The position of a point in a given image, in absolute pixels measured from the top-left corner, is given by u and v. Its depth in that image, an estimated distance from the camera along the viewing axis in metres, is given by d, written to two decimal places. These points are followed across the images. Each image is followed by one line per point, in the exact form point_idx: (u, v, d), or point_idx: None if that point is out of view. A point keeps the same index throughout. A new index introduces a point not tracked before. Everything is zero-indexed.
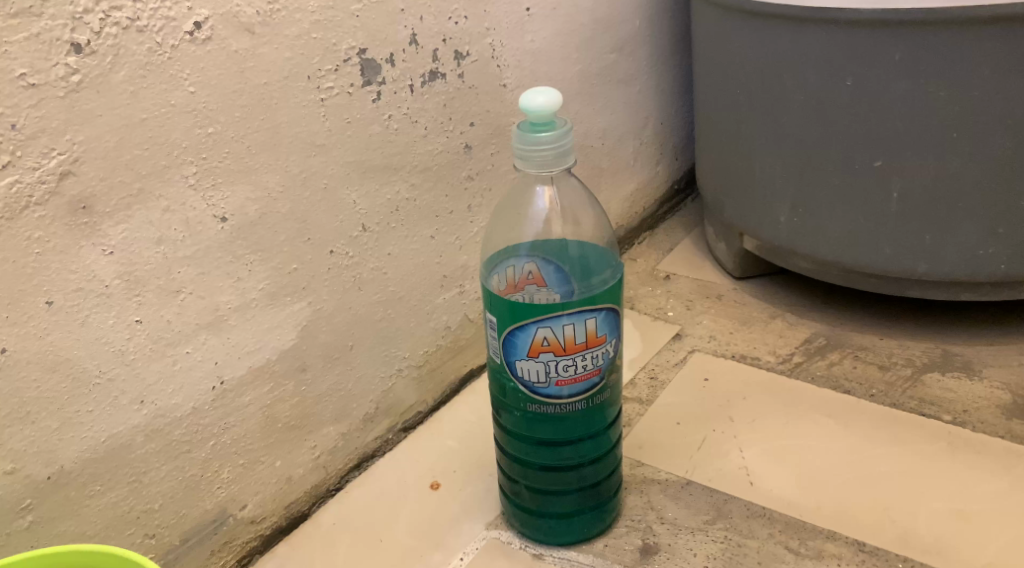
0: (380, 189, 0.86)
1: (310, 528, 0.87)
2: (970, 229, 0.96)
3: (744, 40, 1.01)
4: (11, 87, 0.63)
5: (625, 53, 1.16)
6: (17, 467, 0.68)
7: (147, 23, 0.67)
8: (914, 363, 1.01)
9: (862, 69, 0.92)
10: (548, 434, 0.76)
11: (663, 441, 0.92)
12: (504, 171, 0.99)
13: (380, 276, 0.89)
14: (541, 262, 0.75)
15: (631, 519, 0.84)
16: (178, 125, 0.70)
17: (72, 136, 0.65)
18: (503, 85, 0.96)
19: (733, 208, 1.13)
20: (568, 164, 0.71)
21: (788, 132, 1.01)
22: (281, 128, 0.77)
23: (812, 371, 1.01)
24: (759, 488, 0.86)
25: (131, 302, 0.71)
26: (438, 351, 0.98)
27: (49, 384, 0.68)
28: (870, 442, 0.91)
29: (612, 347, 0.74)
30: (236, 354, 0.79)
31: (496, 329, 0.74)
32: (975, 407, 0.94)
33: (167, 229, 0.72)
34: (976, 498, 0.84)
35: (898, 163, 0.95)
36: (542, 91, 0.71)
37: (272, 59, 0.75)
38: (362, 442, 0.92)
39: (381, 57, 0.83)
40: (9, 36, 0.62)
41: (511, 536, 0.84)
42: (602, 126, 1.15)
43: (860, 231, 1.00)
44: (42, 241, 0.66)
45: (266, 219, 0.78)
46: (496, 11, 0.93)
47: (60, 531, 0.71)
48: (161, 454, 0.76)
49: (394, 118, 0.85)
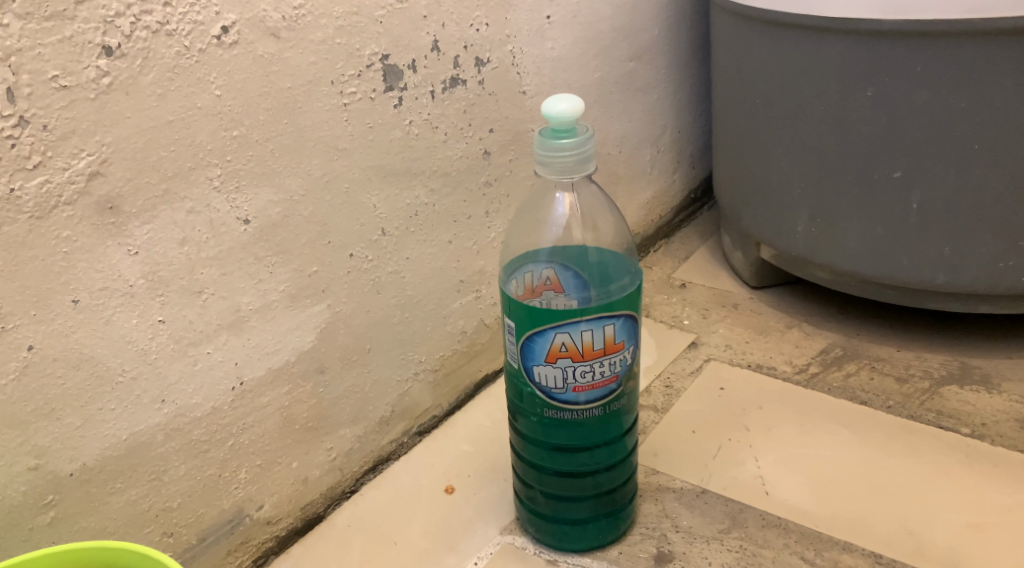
0: (401, 193, 0.87)
1: (325, 530, 0.88)
2: (990, 241, 0.96)
3: (763, 49, 1.02)
4: (43, 88, 0.63)
5: (644, 61, 1.16)
6: (41, 463, 0.69)
7: (176, 27, 0.68)
8: (932, 376, 1.00)
9: (882, 80, 0.92)
10: (564, 440, 0.77)
11: (678, 449, 0.92)
12: (523, 177, 1.00)
13: (398, 280, 0.89)
14: (560, 267, 0.76)
15: (645, 527, 0.84)
16: (203, 127, 0.71)
17: (101, 137, 0.66)
18: (522, 92, 0.97)
19: (751, 218, 1.13)
20: (589, 171, 0.72)
21: (807, 142, 1.01)
22: (303, 132, 0.77)
23: (828, 382, 1.01)
24: (774, 497, 0.86)
25: (154, 301, 0.72)
26: (454, 355, 0.98)
27: (74, 380, 0.69)
28: (887, 453, 0.91)
29: (630, 354, 0.75)
30: (256, 355, 0.80)
31: (514, 334, 0.74)
32: (993, 420, 0.94)
33: (191, 230, 0.72)
34: (994, 511, 0.84)
35: (917, 173, 0.95)
36: (563, 98, 0.71)
37: (296, 64, 0.75)
38: (378, 445, 0.93)
39: (403, 63, 0.83)
40: (42, 38, 0.63)
41: (525, 541, 0.84)
42: (620, 134, 1.15)
43: (878, 242, 1.00)
44: (69, 240, 0.66)
45: (288, 221, 0.78)
46: (517, 18, 0.94)
47: (80, 528, 0.72)
48: (180, 453, 0.76)
49: (415, 124, 0.86)
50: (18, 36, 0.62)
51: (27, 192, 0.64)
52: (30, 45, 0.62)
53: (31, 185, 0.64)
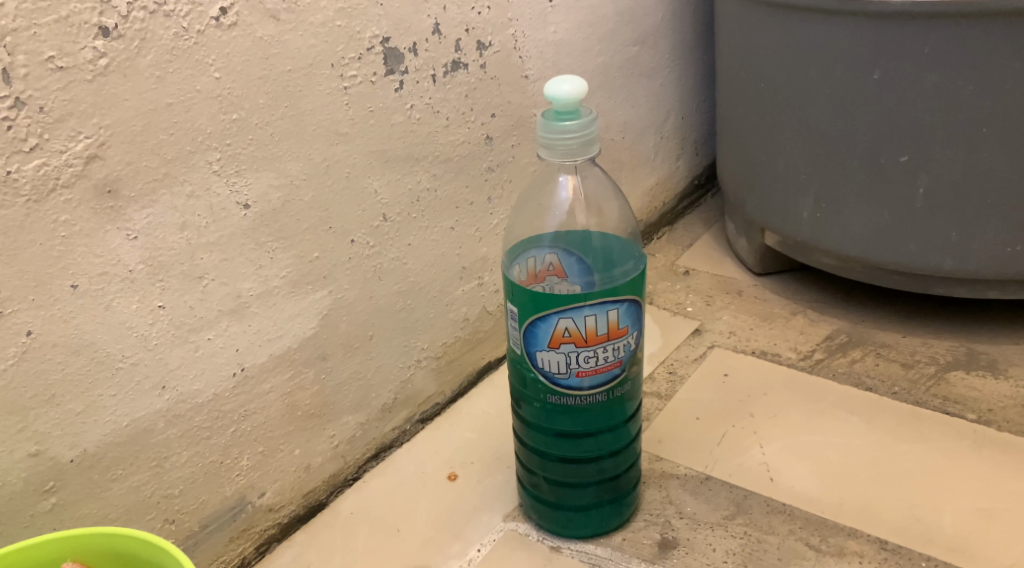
0: (402, 179, 0.86)
1: (328, 517, 0.87)
2: (997, 225, 0.95)
3: (769, 32, 1.01)
4: (40, 70, 0.63)
5: (647, 46, 1.15)
6: (41, 449, 0.68)
7: (174, 8, 0.67)
8: (938, 362, 1.00)
9: (888, 62, 0.92)
10: (567, 426, 0.76)
11: (683, 435, 0.92)
12: (526, 163, 0.99)
13: (401, 267, 0.88)
14: (563, 252, 0.76)
15: (650, 513, 0.84)
16: (202, 111, 0.70)
17: (99, 120, 0.66)
18: (525, 76, 0.96)
19: (756, 204, 1.12)
20: (593, 153, 0.71)
21: (812, 127, 1.00)
22: (304, 116, 0.77)
23: (834, 368, 1.00)
24: (780, 485, 0.86)
25: (154, 287, 0.71)
26: (456, 343, 0.98)
27: (75, 366, 0.68)
28: (894, 439, 0.90)
29: (634, 339, 0.74)
30: (258, 342, 0.79)
31: (516, 320, 0.73)
32: (1000, 406, 0.93)
33: (191, 215, 0.72)
34: (1002, 496, 0.83)
35: (924, 157, 0.94)
36: (567, 80, 0.70)
37: (296, 47, 0.75)
38: (380, 432, 0.92)
39: (404, 46, 0.82)
40: (38, 18, 0.62)
41: (529, 528, 0.84)
42: (623, 120, 1.14)
43: (884, 228, 0.99)
44: (68, 224, 0.66)
45: (289, 207, 0.78)
46: (520, 2, 0.93)
47: (82, 514, 0.71)
48: (182, 439, 0.76)
49: (416, 108, 0.85)
50: (13, 16, 0.61)
51: (25, 175, 0.63)
52: (26, 25, 0.62)
53: (28, 167, 0.63)
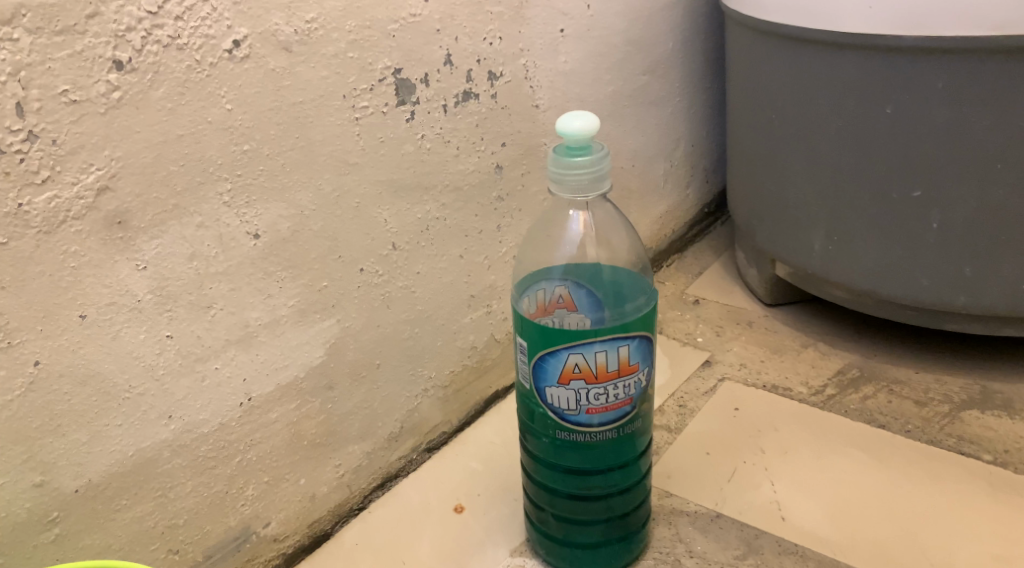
0: (411, 208, 0.86)
1: (333, 547, 0.86)
2: (1012, 262, 0.94)
3: (780, 64, 1.00)
4: (53, 103, 0.63)
5: (658, 74, 1.15)
6: (46, 479, 0.68)
7: (187, 41, 0.67)
8: (953, 400, 0.98)
9: (902, 97, 0.91)
10: (576, 463, 0.75)
11: (692, 471, 0.91)
12: (535, 192, 0.99)
13: (409, 295, 0.88)
14: (573, 285, 0.75)
15: (658, 551, 0.83)
16: (213, 142, 0.70)
17: (111, 152, 0.65)
18: (536, 106, 0.96)
19: (767, 235, 1.11)
20: (603, 189, 0.70)
21: (823, 159, 0.99)
22: (315, 146, 0.76)
23: (845, 404, 0.99)
24: (791, 524, 0.85)
25: (162, 317, 0.71)
26: (463, 372, 0.97)
27: (81, 397, 0.68)
28: (906, 478, 0.89)
29: (645, 376, 0.73)
30: (265, 372, 0.78)
31: (526, 354, 0.73)
32: (1017, 447, 0.92)
33: (201, 245, 0.71)
34: (1016, 540, 0.82)
35: (938, 193, 0.93)
36: (578, 116, 0.70)
37: (308, 78, 0.74)
38: (386, 461, 0.92)
39: (416, 77, 0.82)
40: (52, 53, 0.62)
41: (535, 564, 0.82)
42: (633, 148, 1.14)
43: (897, 261, 0.98)
44: (78, 255, 0.65)
45: (298, 236, 0.77)
46: (531, 32, 0.93)
47: (86, 544, 0.71)
48: (186, 470, 0.75)
49: (427, 138, 0.85)
50: (28, 50, 0.61)
51: (35, 208, 0.63)
52: (40, 59, 0.62)
53: (39, 200, 0.63)
